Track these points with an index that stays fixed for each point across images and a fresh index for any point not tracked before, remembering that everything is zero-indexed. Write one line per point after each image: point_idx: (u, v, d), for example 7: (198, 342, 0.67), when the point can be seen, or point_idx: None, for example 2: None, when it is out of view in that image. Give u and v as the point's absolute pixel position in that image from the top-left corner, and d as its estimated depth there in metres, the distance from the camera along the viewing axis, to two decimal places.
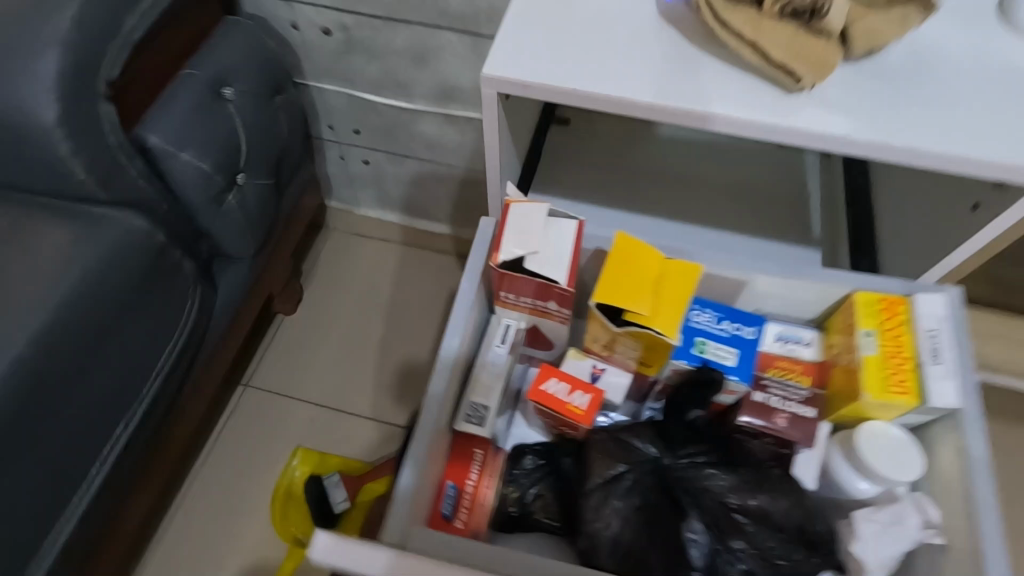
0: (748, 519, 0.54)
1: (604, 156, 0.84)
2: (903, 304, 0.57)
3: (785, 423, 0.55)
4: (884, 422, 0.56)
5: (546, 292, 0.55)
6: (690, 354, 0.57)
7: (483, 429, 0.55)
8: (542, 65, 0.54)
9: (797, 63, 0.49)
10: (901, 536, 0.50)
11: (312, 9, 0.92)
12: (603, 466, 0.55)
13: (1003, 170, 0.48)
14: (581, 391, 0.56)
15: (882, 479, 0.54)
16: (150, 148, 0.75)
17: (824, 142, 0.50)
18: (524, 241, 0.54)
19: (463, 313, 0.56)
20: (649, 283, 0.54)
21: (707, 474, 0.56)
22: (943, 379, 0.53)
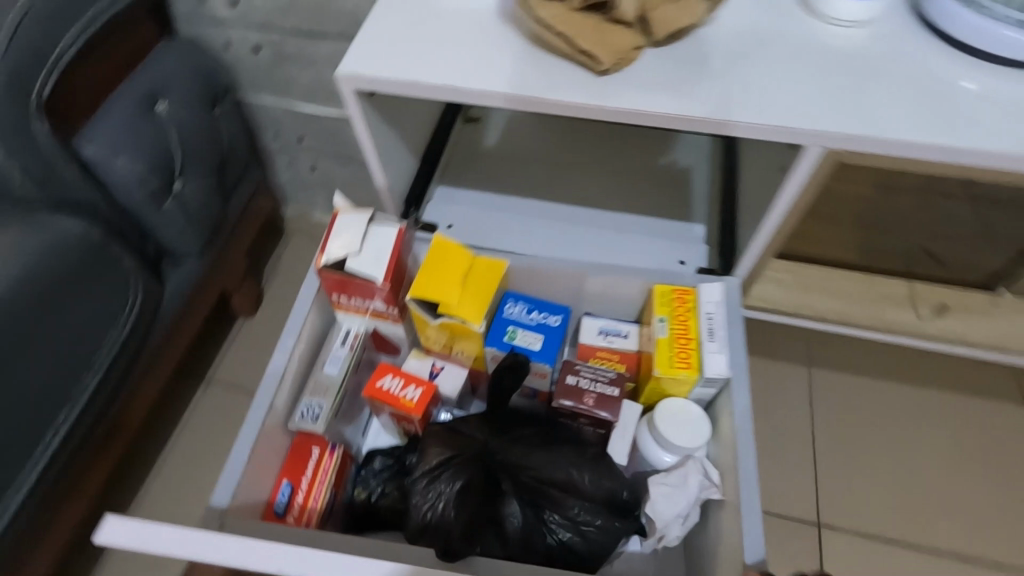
0: (560, 492, 0.67)
1: (506, 153, 0.95)
2: (692, 294, 0.71)
3: (592, 402, 0.68)
4: (681, 398, 0.70)
5: (370, 291, 0.65)
6: (501, 341, 0.68)
7: (318, 424, 0.66)
8: (390, 62, 0.59)
9: (597, 48, 0.55)
10: (682, 495, 0.64)
11: (241, 27, 1.01)
12: (434, 455, 0.67)
13: (784, 130, 0.54)
14: (413, 387, 0.68)
15: (676, 449, 0.68)
16: (87, 158, 0.84)
17: (631, 115, 0.56)
18: (345, 245, 0.64)
19: (300, 316, 0.67)
20: (456, 278, 0.66)
21: (527, 455, 0.68)
22: (716, 352, 0.66)
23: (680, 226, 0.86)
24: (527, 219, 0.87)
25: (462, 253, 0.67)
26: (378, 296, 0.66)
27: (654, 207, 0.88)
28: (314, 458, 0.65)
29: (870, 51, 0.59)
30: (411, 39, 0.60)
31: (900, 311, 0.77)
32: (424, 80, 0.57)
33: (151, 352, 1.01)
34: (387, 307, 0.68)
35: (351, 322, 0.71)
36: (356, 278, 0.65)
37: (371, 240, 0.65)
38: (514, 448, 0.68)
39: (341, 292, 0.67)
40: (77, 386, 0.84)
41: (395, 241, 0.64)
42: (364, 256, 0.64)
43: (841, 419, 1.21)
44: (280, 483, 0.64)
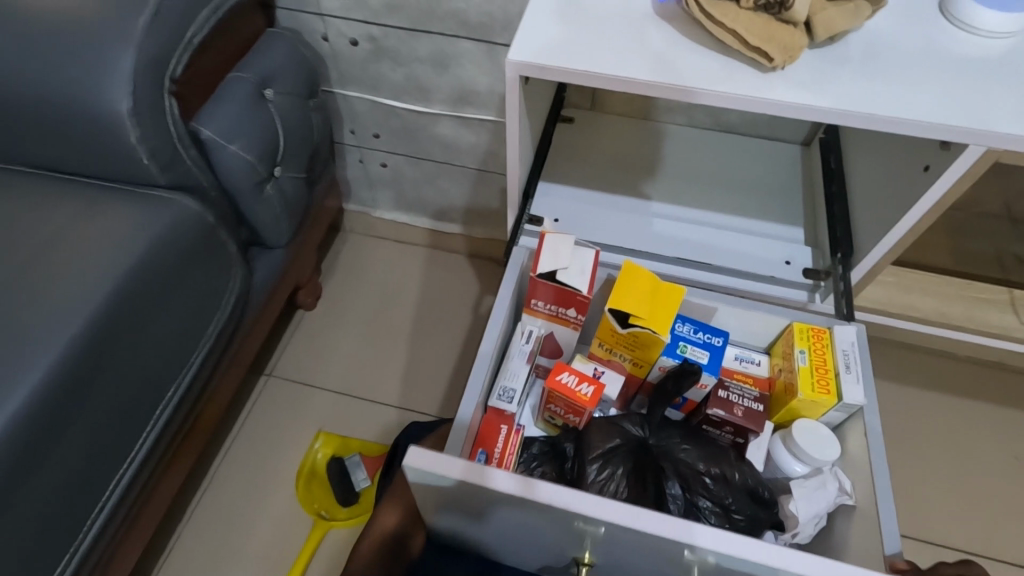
0: (712, 480, 0.69)
1: (602, 154, 0.98)
2: (826, 335, 0.70)
3: (741, 415, 0.69)
4: (812, 419, 0.69)
5: (567, 298, 0.68)
6: (674, 352, 0.70)
7: (513, 405, 0.68)
8: (559, 52, 0.61)
9: (768, 44, 0.57)
10: (820, 498, 0.65)
11: (342, 23, 1.03)
12: (602, 440, 0.69)
13: (943, 130, 0.57)
14: (587, 382, 0.68)
15: (811, 460, 0.68)
16: (203, 139, 0.85)
17: (795, 112, 0.58)
18: (556, 259, 0.67)
19: (502, 312, 0.71)
20: (642, 292, 0.67)
21: (680, 447, 0.71)
22: (854, 384, 0.66)
23: (781, 228, 0.88)
24: (629, 217, 0.89)
25: (645, 274, 0.68)
26: (572, 304, 0.68)
27: (753, 210, 0.90)
28: (505, 434, 0.68)
29: (1014, 60, 0.61)
30: (575, 31, 0.62)
31: (1002, 315, 0.79)
32: (597, 69, 0.59)
33: (239, 339, 1.01)
34: (575, 316, 0.70)
35: (533, 324, 0.73)
36: (561, 289, 0.67)
37: (578, 257, 0.68)
38: (667, 437, 0.72)
39: (536, 296, 0.70)
40: (183, 364, 0.85)
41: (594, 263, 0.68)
42: (571, 268, 0.67)
43: (902, 431, 1.20)
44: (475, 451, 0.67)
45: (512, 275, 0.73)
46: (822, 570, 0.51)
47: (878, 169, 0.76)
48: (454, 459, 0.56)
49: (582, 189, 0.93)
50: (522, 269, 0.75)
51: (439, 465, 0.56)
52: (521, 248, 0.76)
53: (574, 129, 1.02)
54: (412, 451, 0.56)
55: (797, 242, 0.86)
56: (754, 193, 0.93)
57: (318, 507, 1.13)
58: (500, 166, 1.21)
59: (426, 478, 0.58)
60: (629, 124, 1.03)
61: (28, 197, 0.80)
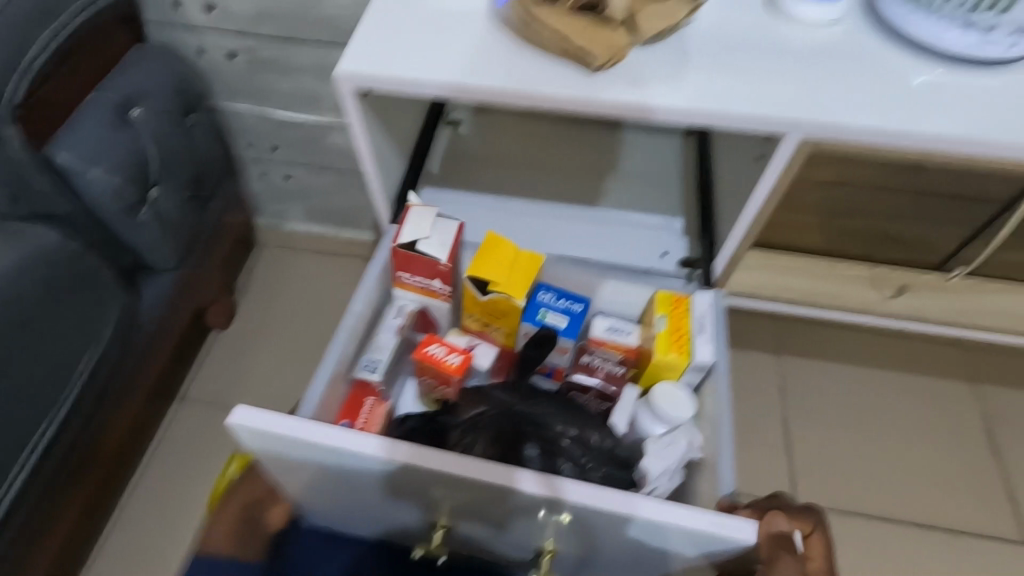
0: (570, 441, 0.67)
1: (489, 155, 0.98)
2: (685, 302, 0.70)
3: (602, 377, 0.71)
4: (673, 381, 0.68)
5: (430, 269, 0.68)
6: (534, 320, 0.68)
7: (377, 375, 0.67)
8: (390, 63, 0.60)
9: (590, 43, 0.58)
10: (672, 454, 0.65)
11: (216, 35, 1.00)
12: (467, 408, 0.69)
13: (762, 122, 0.58)
14: (455, 352, 0.68)
15: (664, 419, 0.66)
16: (60, 165, 0.81)
17: (623, 110, 0.59)
18: (417, 230, 0.67)
19: (368, 286, 0.69)
20: (501, 261, 0.68)
21: (544, 411, 0.68)
22: (706, 344, 0.67)
23: (661, 219, 0.90)
24: (511, 216, 0.90)
25: (506, 244, 0.69)
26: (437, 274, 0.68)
27: (635, 202, 0.92)
28: (370, 405, 0.66)
29: (836, 50, 0.64)
30: (409, 40, 0.62)
31: (866, 292, 0.83)
32: (426, 78, 0.59)
33: (129, 367, 0.98)
34: (441, 287, 0.70)
35: (405, 299, 0.72)
36: (423, 258, 0.67)
37: (441, 227, 0.68)
38: (534, 403, 0.69)
39: (404, 269, 0.70)
40: (55, 400, 0.82)
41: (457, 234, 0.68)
42: (432, 239, 0.67)
43: (815, 406, 1.23)
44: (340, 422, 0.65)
45: (381, 249, 0.71)
46: (625, 507, 0.52)
47: (736, 159, 0.78)
48: (295, 418, 0.55)
49: (471, 194, 0.92)
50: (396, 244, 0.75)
51: (274, 424, 0.55)
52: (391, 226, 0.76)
53: (464, 131, 1.01)
54: (246, 408, 0.55)
55: (675, 231, 0.88)
56: (641, 185, 0.94)
57: None
58: None
59: (272, 442, 0.57)
60: (521, 122, 1.03)
61: None
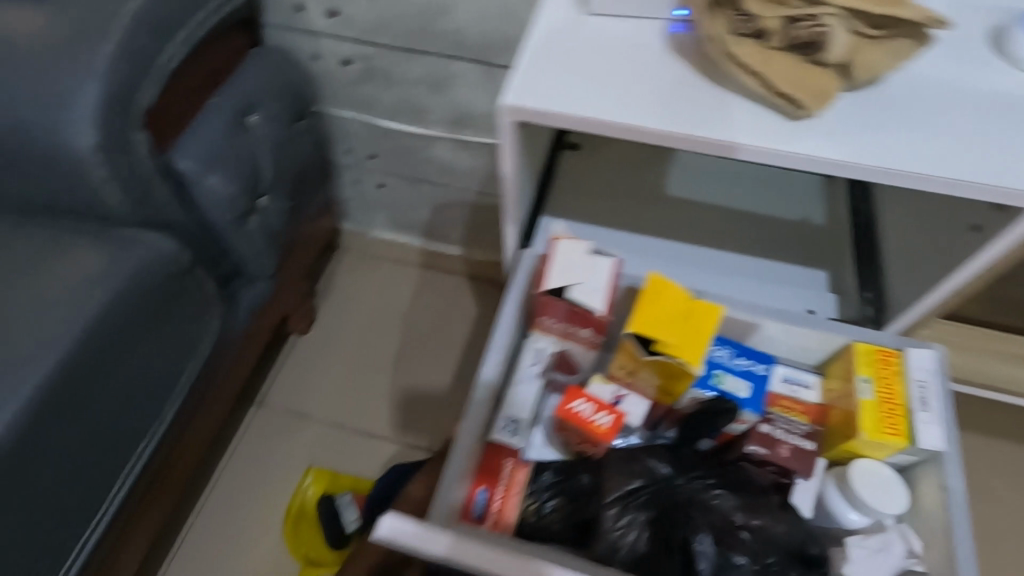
0: (750, 536, 0.56)
1: (610, 182, 0.90)
2: (895, 360, 0.63)
3: (788, 454, 0.61)
4: (874, 459, 0.61)
5: (581, 317, 0.62)
6: (708, 384, 0.64)
7: (518, 439, 0.60)
8: (560, 96, 0.54)
9: (797, 89, 0.50)
10: (884, 563, 0.56)
11: (333, 41, 0.97)
12: (620, 480, 0.58)
13: (995, 193, 0.50)
14: (604, 412, 0.60)
15: (870, 511, 0.60)
16: (178, 171, 0.79)
17: (824, 166, 0.51)
18: (569, 275, 0.62)
19: (503, 335, 0.63)
20: (667, 315, 0.60)
21: (713, 494, 0.58)
22: (930, 424, 0.59)
23: (805, 271, 0.80)
24: (636, 254, 0.81)
25: (672, 290, 0.62)
26: (587, 323, 0.62)
27: (776, 248, 0.82)
28: (509, 470, 0.59)
29: None
30: (578, 71, 0.56)
31: None
32: (599, 116, 0.53)
33: (219, 376, 0.96)
34: (592, 336, 0.63)
35: (542, 342, 0.64)
36: (572, 306, 0.61)
37: (594, 269, 0.63)
38: (697, 480, 0.59)
39: (545, 314, 0.62)
40: (154, 415, 0.79)
41: (610, 278, 0.62)
42: (585, 284, 0.62)
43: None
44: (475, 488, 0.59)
45: (517, 291, 0.65)
46: None
47: None
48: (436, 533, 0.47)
49: (594, 229, 0.84)
50: (530, 277, 0.66)
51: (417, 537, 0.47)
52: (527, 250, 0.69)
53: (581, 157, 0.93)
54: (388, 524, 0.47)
55: (823, 285, 0.78)
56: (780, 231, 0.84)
57: (305, 551, 1.08)
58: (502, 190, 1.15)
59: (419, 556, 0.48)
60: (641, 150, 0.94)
61: None
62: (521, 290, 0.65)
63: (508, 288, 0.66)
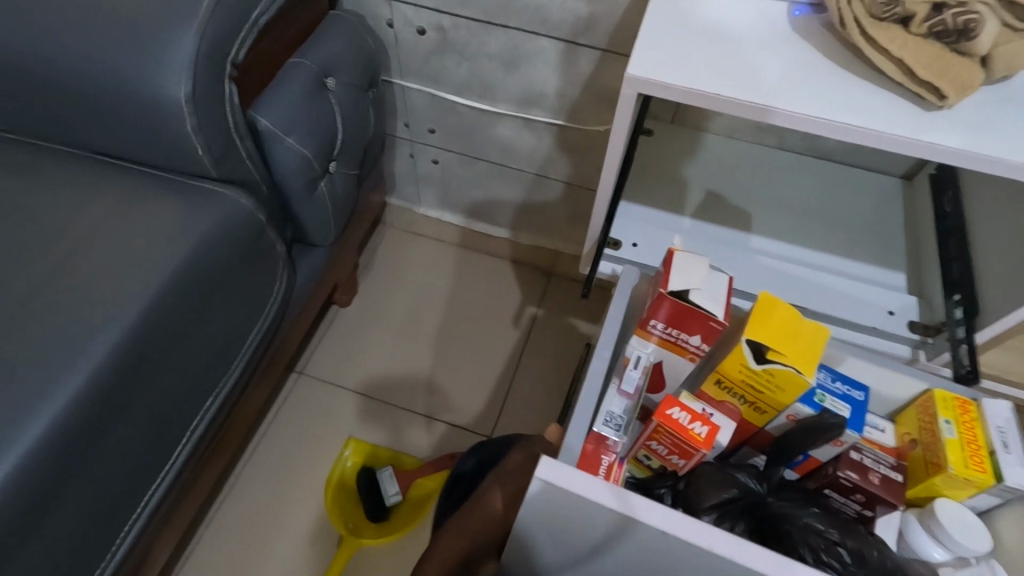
0: (849, 556, 0.52)
1: (683, 172, 0.89)
2: (973, 407, 0.57)
3: (879, 483, 0.54)
4: (954, 501, 0.55)
5: (694, 324, 0.54)
6: (812, 401, 0.55)
7: (621, 438, 0.55)
8: (687, 71, 0.53)
9: (940, 79, 0.49)
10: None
11: (411, 10, 0.96)
12: (717, 490, 0.55)
13: None
14: (702, 421, 0.53)
15: (957, 548, 0.53)
16: (260, 130, 0.78)
17: (960, 158, 0.49)
18: (687, 278, 0.54)
19: (609, 332, 0.60)
20: (786, 325, 0.53)
21: (809, 512, 0.55)
22: (1016, 464, 0.53)
23: (881, 273, 0.79)
24: (711, 246, 0.80)
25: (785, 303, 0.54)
26: (698, 329, 0.54)
27: (853, 249, 0.81)
28: (607, 466, 0.54)
29: None
30: (705, 49, 0.55)
31: None
32: (728, 93, 0.52)
33: (277, 342, 0.96)
34: (698, 344, 0.55)
35: (640, 350, 0.58)
36: (690, 310, 0.53)
37: (711, 279, 0.55)
38: (791, 499, 0.56)
39: (652, 315, 0.55)
40: (221, 374, 0.78)
41: (729, 289, 0.55)
42: (705, 289, 0.54)
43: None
44: None
45: (621, 298, 0.62)
46: None
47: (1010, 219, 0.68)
48: (591, 479, 0.48)
49: (670, 216, 0.83)
50: (634, 290, 0.63)
51: (572, 483, 0.47)
52: (628, 269, 0.65)
53: (655, 144, 0.92)
54: (547, 464, 0.48)
55: (902, 288, 0.77)
56: (856, 233, 0.83)
57: (346, 520, 1.08)
58: (560, 173, 1.14)
59: (566, 506, 0.49)
60: (713, 142, 0.93)
61: (66, 185, 0.74)
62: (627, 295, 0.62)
63: (612, 299, 0.63)
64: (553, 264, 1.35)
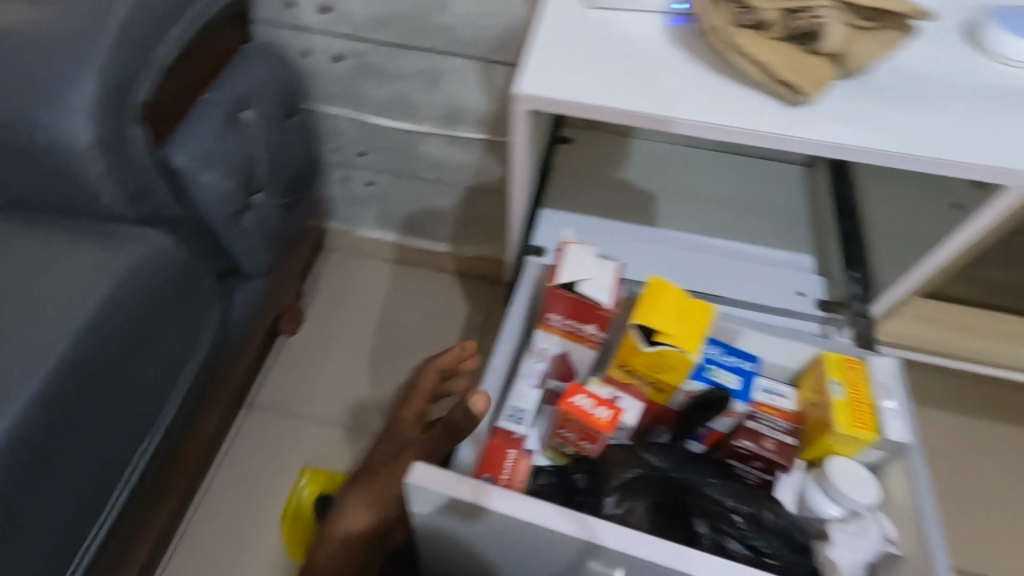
0: (742, 519, 0.60)
1: (603, 176, 0.92)
2: (861, 366, 0.63)
3: (772, 448, 0.61)
4: (846, 458, 0.61)
5: (587, 313, 0.62)
6: (703, 375, 0.63)
7: (524, 427, 0.62)
8: (571, 83, 0.56)
9: (796, 77, 0.53)
10: (864, 545, 0.56)
11: (326, 37, 0.97)
12: (622, 470, 0.62)
13: (977, 170, 0.53)
14: (604, 406, 0.60)
15: (846, 501, 0.59)
16: (175, 167, 0.78)
17: (821, 149, 0.54)
18: (577, 270, 0.62)
19: (513, 328, 0.67)
20: (672, 307, 0.60)
21: (708, 482, 0.62)
22: (896, 417, 0.60)
23: (791, 256, 0.84)
24: (631, 244, 0.84)
25: (673, 288, 0.62)
26: (590, 317, 0.62)
27: (764, 236, 0.86)
28: (513, 458, 0.60)
29: None
30: (587, 61, 0.58)
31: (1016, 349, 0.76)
32: (609, 103, 0.55)
33: (217, 378, 0.94)
34: (593, 331, 0.64)
35: (546, 343, 0.66)
36: (579, 299, 0.61)
37: (600, 269, 0.63)
38: (694, 471, 0.63)
39: (551, 310, 0.64)
40: (155, 415, 0.77)
41: (617, 276, 0.63)
42: (594, 280, 0.62)
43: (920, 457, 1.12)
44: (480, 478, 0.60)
45: (524, 291, 0.69)
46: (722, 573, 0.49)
47: None
48: (462, 479, 0.53)
49: (592, 219, 0.86)
50: (537, 283, 0.70)
51: (445, 485, 0.53)
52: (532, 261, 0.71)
53: (576, 150, 0.95)
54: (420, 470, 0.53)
55: (810, 269, 0.82)
56: (767, 220, 0.88)
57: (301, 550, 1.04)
58: (492, 185, 1.16)
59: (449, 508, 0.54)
60: (630, 144, 0.96)
61: None
62: (530, 288, 0.69)
63: (517, 289, 0.70)
64: (498, 273, 1.38)
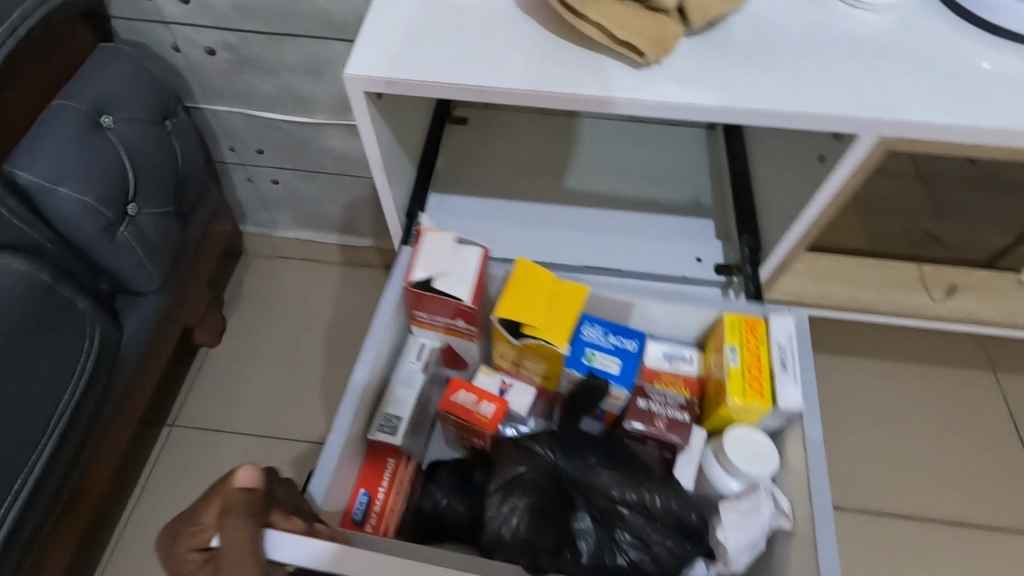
0: (629, 508, 0.61)
1: (500, 156, 0.89)
2: (760, 326, 0.64)
3: (663, 426, 0.62)
4: (748, 426, 0.63)
5: (455, 310, 0.63)
6: (580, 363, 0.64)
7: (398, 437, 0.63)
8: (407, 62, 0.53)
9: (638, 39, 0.51)
10: (752, 522, 0.58)
11: (193, 30, 0.91)
12: (505, 469, 0.62)
13: (827, 121, 0.52)
14: (487, 402, 0.65)
15: (742, 476, 0.61)
16: (22, 184, 0.73)
17: (672, 111, 0.52)
18: (432, 265, 0.62)
19: (381, 329, 0.64)
20: (538, 299, 0.62)
21: (595, 472, 0.62)
22: (791, 385, 0.60)
23: (693, 223, 0.82)
24: (530, 226, 0.81)
25: (541, 274, 0.63)
26: (458, 313, 0.63)
27: (665, 205, 0.84)
28: (390, 470, 0.63)
29: (899, 35, 0.57)
30: (425, 36, 0.54)
31: (913, 295, 0.76)
32: (447, 79, 0.52)
33: (114, 402, 0.89)
34: (466, 325, 0.65)
35: (426, 336, 0.68)
36: (439, 296, 0.62)
37: (457, 260, 0.62)
38: (581, 462, 0.63)
39: (421, 309, 0.64)
40: (29, 452, 0.71)
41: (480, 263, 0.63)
42: (450, 274, 0.62)
43: (850, 410, 1.13)
44: (357, 491, 0.62)
45: (392, 281, 0.65)
46: None
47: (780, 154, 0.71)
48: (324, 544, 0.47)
49: (489, 202, 0.84)
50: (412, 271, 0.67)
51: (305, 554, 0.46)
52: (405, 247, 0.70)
53: (472, 131, 0.92)
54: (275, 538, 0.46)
55: (711, 234, 0.81)
56: (668, 187, 0.86)
57: None
58: None
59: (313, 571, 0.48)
60: (527, 120, 0.93)
61: None
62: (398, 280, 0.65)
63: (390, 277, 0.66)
64: None
